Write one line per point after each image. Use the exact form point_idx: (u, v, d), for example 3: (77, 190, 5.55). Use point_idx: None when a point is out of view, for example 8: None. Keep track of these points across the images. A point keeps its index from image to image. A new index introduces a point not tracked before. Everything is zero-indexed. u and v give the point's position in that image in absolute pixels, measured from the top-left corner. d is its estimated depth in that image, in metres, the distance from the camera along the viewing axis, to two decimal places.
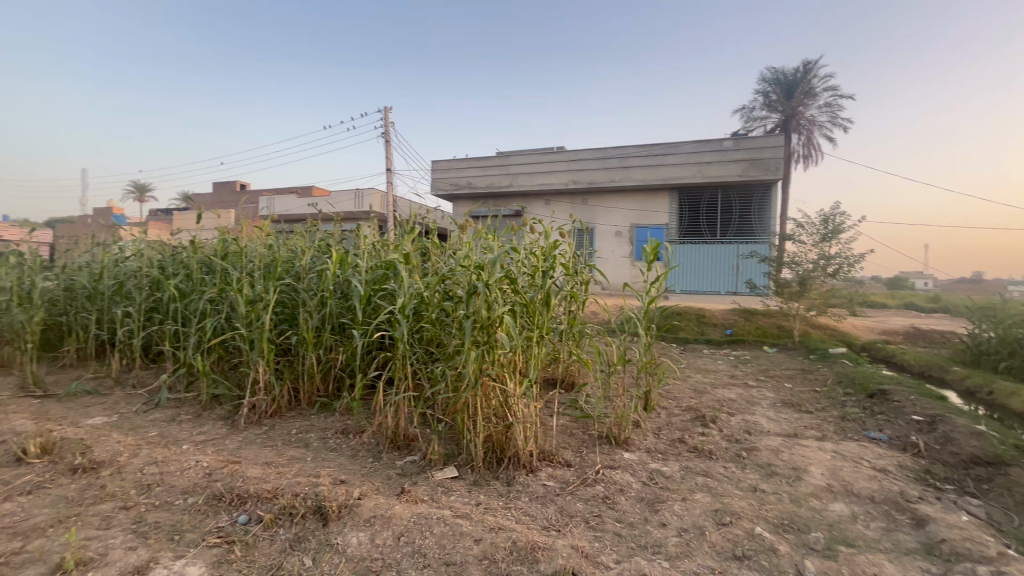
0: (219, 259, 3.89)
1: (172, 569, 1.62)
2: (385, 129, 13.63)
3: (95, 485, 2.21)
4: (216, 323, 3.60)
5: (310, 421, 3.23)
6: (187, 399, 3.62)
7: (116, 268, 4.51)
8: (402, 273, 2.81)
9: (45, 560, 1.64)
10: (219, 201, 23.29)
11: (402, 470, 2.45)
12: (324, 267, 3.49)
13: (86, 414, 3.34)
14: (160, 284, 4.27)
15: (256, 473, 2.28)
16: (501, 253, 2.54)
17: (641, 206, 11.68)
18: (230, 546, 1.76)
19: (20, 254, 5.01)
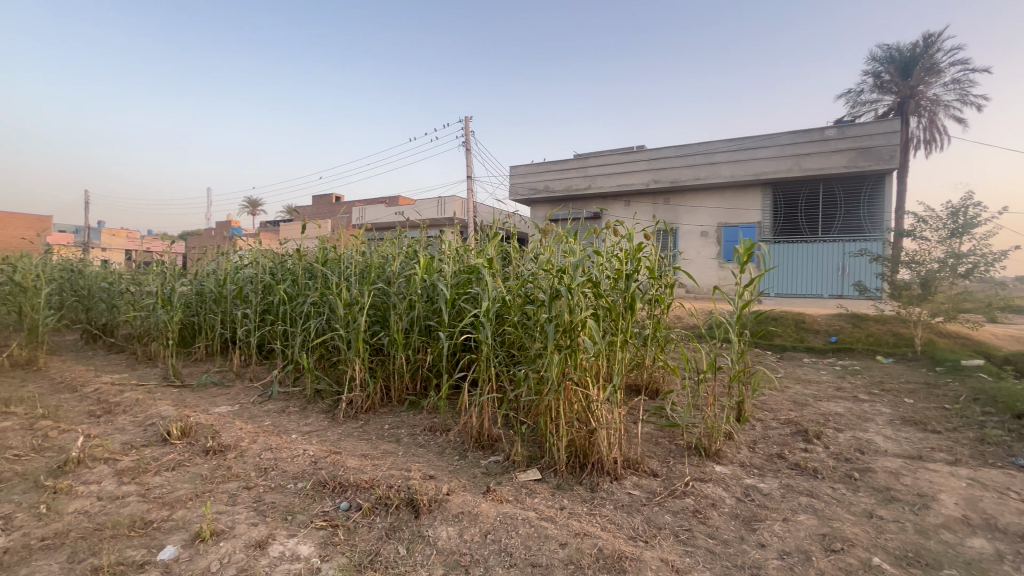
0: (321, 266, 4.27)
1: (286, 546, 1.79)
2: (466, 138, 14.13)
3: (223, 466, 2.51)
4: (318, 324, 3.94)
5: (400, 418, 3.42)
6: (294, 393, 4.00)
7: (236, 275, 5.10)
8: (486, 277, 2.90)
9: (186, 528, 1.89)
10: (319, 212, 25.53)
11: (487, 470, 2.51)
12: (412, 272, 3.69)
13: (214, 403, 3.81)
14: (271, 289, 4.76)
15: (355, 464, 2.46)
16: (583, 257, 2.52)
17: (730, 204, 10.99)
18: (334, 530, 1.91)
19: (163, 263, 5.85)
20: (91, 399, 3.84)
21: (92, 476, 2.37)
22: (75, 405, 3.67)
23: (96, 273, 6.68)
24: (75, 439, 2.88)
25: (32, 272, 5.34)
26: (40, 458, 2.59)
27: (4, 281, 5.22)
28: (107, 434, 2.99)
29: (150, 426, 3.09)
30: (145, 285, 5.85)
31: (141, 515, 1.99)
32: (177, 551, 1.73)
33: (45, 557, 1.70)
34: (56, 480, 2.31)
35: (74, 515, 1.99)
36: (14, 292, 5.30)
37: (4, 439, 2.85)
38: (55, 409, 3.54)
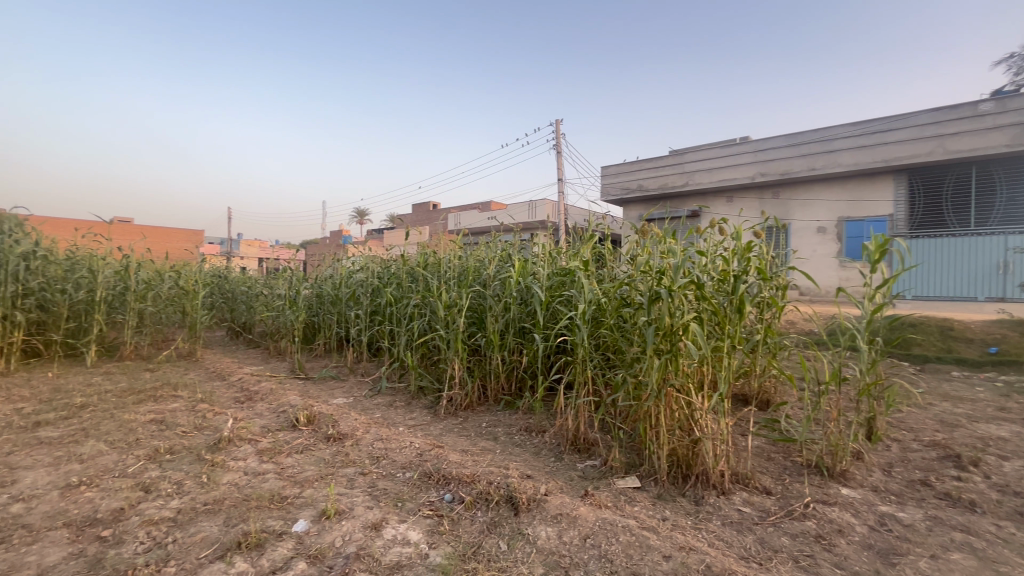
0: (422, 270, 4.55)
1: (398, 530, 1.92)
2: (556, 141, 14.20)
3: (343, 452, 2.77)
4: (421, 325, 4.20)
5: (497, 417, 3.52)
6: (399, 389, 4.31)
7: (349, 279, 5.61)
8: (581, 279, 2.88)
9: (314, 506, 2.12)
10: (418, 220, 27.24)
11: (584, 473, 2.49)
12: (508, 275, 3.79)
13: (333, 395, 4.22)
14: (379, 292, 5.16)
15: (456, 458, 2.58)
16: (685, 258, 2.40)
17: (853, 195, 9.80)
18: (439, 519, 2.02)
19: (290, 269, 6.61)
20: (236, 387, 4.46)
21: (239, 453, 2.74)
22: (224, 392, 4.28)
23: (238, 278, 7.73)
24: (226, 420, 3.36)
25: (192, 278, 6.34)
26: (200, 435, 3.06)
27: (172, 286, 6.26)
28: (249, 417, 3.45)
29: (283, 413, 3.51)
30: (276, 288, 6.66)
31: (278, 490, 2.26)
32: (307, 525, 1.94)
33: (207, 519, 1.99)
34: (213, 454, 2.72)
35: (227, 486, 2.32)
36: (179, 295, 6.32)
37: (175, 417, 3.41)
38: (210, 394, 4.16)
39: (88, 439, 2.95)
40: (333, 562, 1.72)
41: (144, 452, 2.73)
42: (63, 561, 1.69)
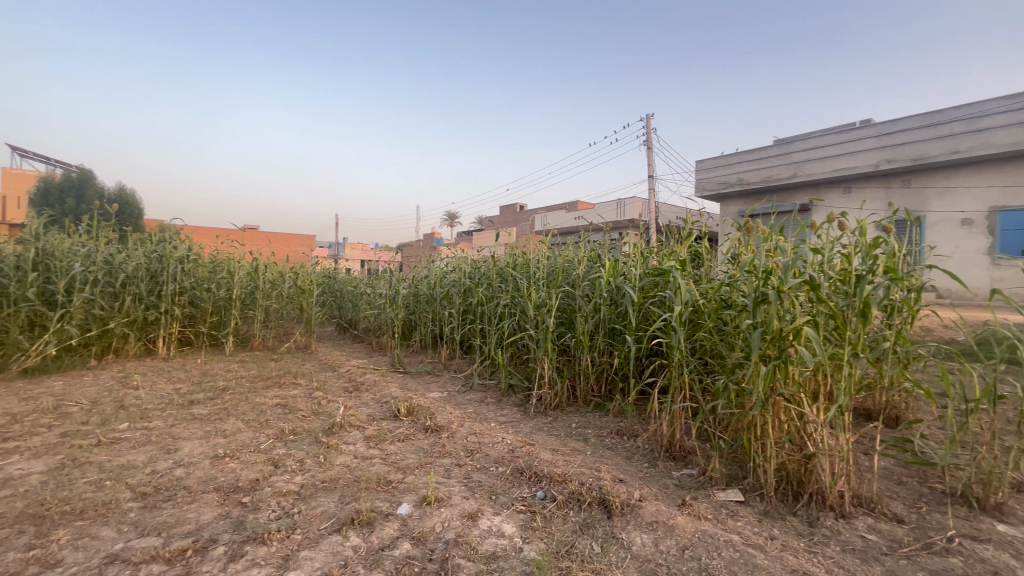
0: (512, 270, 4.65)
1: (492, 521, 1.99)
2: (647, 135, 13.71)
3: (440, 444, 2.92)
4: (511, 324, 4.29)
5: (587, 418, 3.50)
6: (490, 386, 4.44)
7: (443, 279, 5.89)
8: (677, 280, 2.77)
9: (416, 492, 2.26)
10: (506, 222, 27.91)
11: (680, 482, 2.39)
12: (597, 275, 3.74)
13: (430, 388, 4.47)
14: (470, 292, 5.36)
15: (547, 457, 2.61)
16: (797, 257, 2.21)
17: (1010, 180, 8.30)
18: (532, 515, 2.06)
19: (390, 271, 7.10)
20: (345, 378, 4.89)
21: (350, 438, 3.01)
22: (335, 382, 4.72)
23: (346, 278, 8.47)
24: (337, 408, 3.70)
25: (308, 278, 7.07)
26: (317, 419, 3.40)
27: (292, 285, 7.01)
28: (356, 406, 3.77)
29: (386, 404, 3.78)
30: (378, 288, 7.19)
31: (384, 475, 2.44)
32: (411, 509, 2.08)
33: (325, 495, 2.22)
34: (328, 437, 3.01)
35: (341, 467, 2.56)
36: (297, 294, 7.08)
37: (296, 402, 3.83)
38: (324, 383, 4.62)
39: (229, 418, 3.41)
40: (435, 545, 1.82)
41: (272, 432, 3.10)
42: (215, 520, 1.98)
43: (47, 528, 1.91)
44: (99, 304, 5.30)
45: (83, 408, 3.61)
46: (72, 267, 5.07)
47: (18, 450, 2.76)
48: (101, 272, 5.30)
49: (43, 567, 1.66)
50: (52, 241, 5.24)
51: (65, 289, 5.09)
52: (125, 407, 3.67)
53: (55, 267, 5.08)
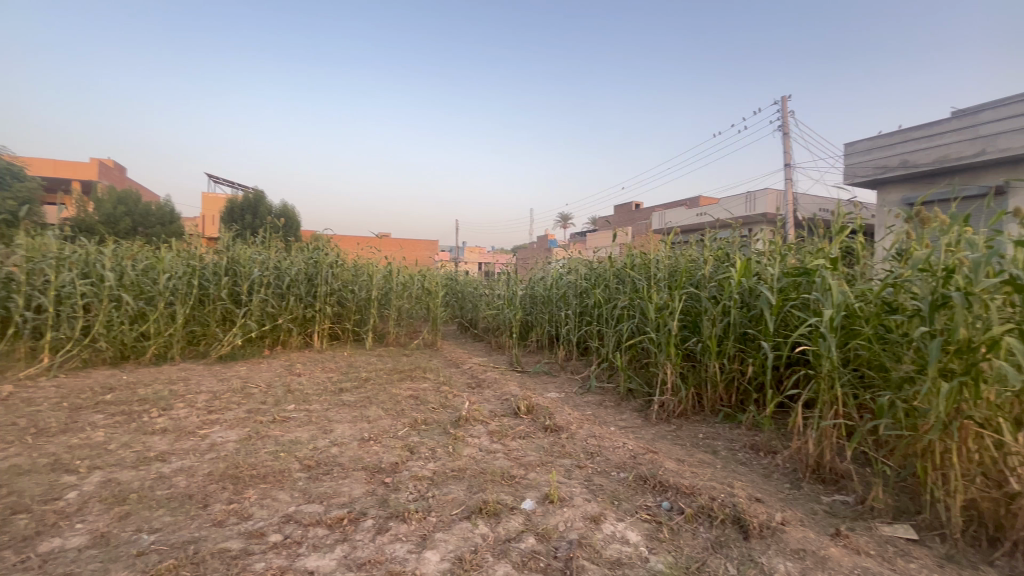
0: (630, 270, 4.51)
1: (616, 527, 1.96)
2: (783, 119, 12.36)
3: (560, 444, 2.96)
4: (631, 327, 4.17)
5: (716, 429, 3.26)
6: (608, 389, 4.37)
7: (559, 280, 5.95)
8: (825, 280, 2.45)
9: (538, 489, 2.31)
10: (621, 221, 27.26)
11: (832, 509, 2.11)
12: (726, 276, 3.46)
13: (548, 388, 4.54)
14: (587, 293, 5.33)
15: (673, 467, 2.49)
16: (994, 252, 1.82)
17: None
18: (659, 526, 1.98)
19: (508, 273, 7.35)
20: (468, 374, 5.18)
21: (475, 431, 3.18)
22: (459, 377, 5.03)
23: (467, 280, 8.97)
24: (463, 402, 3.94)
25: (434, 281, 7.64)
26: (445, 412, 3.66)
27: (420, 287, 7.61)
28: (479, 401, 3.98)
29: (506, 401, 3.93)
30: (497, 290, 7.49)
31: (507, 469, 2.54)
32: (534, 506, 2.13)
33: (455, 483, 2.37)
34: (455, 429, 3.22)
35: (468, 458, 2.72)
36: (425, 295, 7.69)
37: (426, 395, 4.16)
38: (450, 378, 4.95)
39: (371, 405, 3.83)
40: (559, 544, 1.85)
41: (407, 421, 3.41)
42: (364, 495, 2.24)
43: (240, 487, 2.32)
44: (271, 303, 6.30)
45: (261, 390, 4.32)
46: (252, 273, 6.13)
47: (218, 421, 3.40)
48: (272, 276, 6.30)
49: (239, 519, 2.03)
50: (238, 251, 6.35)
51: (248, 290, 6.14)
52: (291, 391, 4.31)
53: (240, 272, 6.16)
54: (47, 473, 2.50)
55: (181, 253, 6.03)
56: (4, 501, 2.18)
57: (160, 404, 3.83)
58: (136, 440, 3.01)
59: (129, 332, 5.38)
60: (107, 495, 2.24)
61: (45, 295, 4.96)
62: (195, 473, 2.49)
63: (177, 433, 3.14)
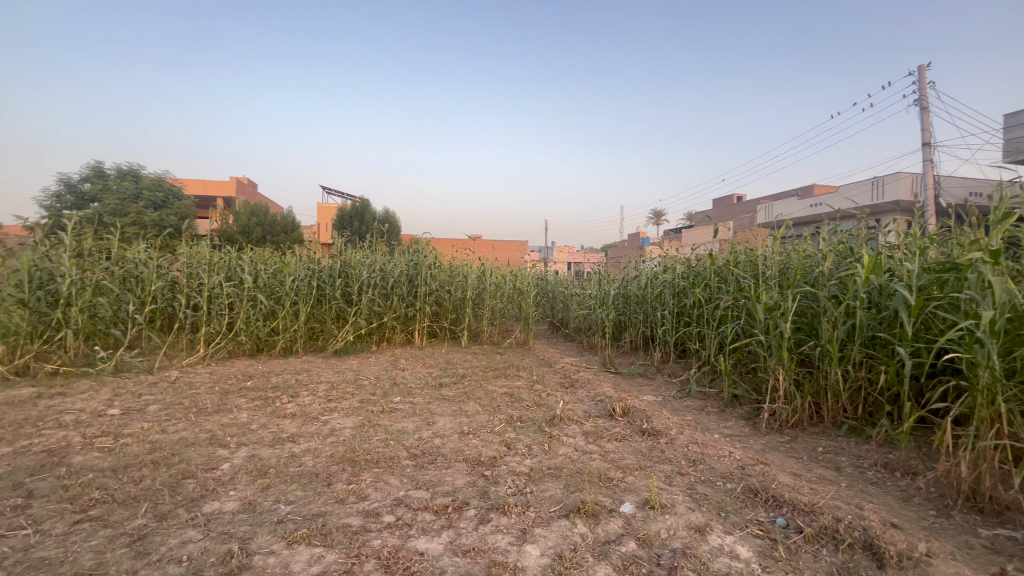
0: (733, 268, 4.22)
1: (723, 540, 1.85)
2: (921, 91, 10.74)
3: (658, 448, 2.86)
4: (736, 328, 3.90)
5: (838, 443, 2.94)
6: (710, 394, 4.12)
7: (655, 280, 5.73)
8: (983, 276, 2.10)
9: (637, 493, 2.26)
10: (721, 215, 25.58)
11: (994, 544, 1.81)
12: (850, 272, 3.10)
13: (644, 391, 4.39)
14: (685, 293, 5.07)
15: (788, 481, 2.29)
16: None
17: None
18: (773, 543, 1.84)
19: (600, 272, 7.23)
20: (561, 374, 5.19)
21: (570, 431, 3.18)
22: (552, 377, 5.06)
23: (558, 280, 8.97)
24: (556, 401, 3.96)
25: (525, 281, 7.75)
26: (539, 410, 3.70)
27: (512, 287, 7.77)
28: (573, 401, 3.96)
29: (600, 402, 3.87)
30: (589, 290, 7.41)
31: (604, 471, 2.51)
32: (634, 509, 2.09)
33: (552, 481, 2.40)
34: (550, 427, 3.24)
35: (564, 456, 2.73)
36: (517, 295, 7.82)
37: (520, 393, 4.24)
38: (543, 377, 4.99)
39: (468, 401, 4.00)
40: (662, 551, 1.79)
41: (503, 417, 3.51)
42: (466, 486, 2.35)
43: (357, 470, 2.56)
44: (378, 303, 6.83)
45: (371, 382, 4.71)
46: (361, 275, 6.70)
47: (336, 409, 3.77)
48: (378, 277, 6.82)
49: (357, 498, 2.23)
50: (350, 255, 6.95)
51: (358, 290, 6.71)
52: (396, 385, 4.64)
53: (351, 274, 6.74)
54: (206, 446, 2.95)
55: (303, 258, 6.75)
56: (176, 467, 2.61)
57: (288, 391, 4.34)
58: (271, 423, 3.44)
59: (263, 327, 6.14)
60: (251, 469, 2.58)
61: (200, 295, 5.84)
62: (320, 454, 2.79)
63: (303, 418, 3.54)
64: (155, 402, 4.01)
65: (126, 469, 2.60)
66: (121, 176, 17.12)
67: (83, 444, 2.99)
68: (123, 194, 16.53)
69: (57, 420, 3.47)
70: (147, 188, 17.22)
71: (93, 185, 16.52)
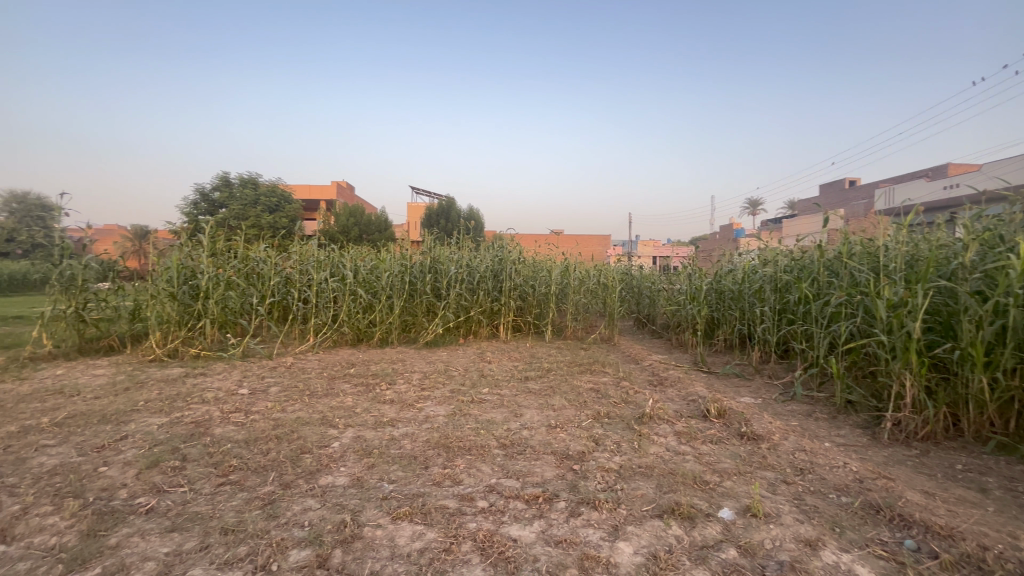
0: (848, 259, 3.79)
1: (839, 557, 1.70)
2: None
3: (759, 454, 2.67)
4: (850, 327, 3.52)
5: (984, 461, 2.55)
6: (819, 399, 3.77)
7: (753, 274, 5.34)
8: None
9: (737, 499, 2.14)
10: (831, 203, 23.12)
11: None
12: (1001, 264, 2.66)
13: (741, 392, 4.13)
14: (789, 288, 4.67)
15: (919, 500, 2.04)
16: None
17: None
18: (900, 567, 1.65)
19: (690, 266, 6.88)
20: (649, 371, 5.03)
21: (661, 430, 3.08)
22: (639, 374, 4.92)
23: (645, 275, 8.69)
24: (645, 399, 3.85)
25: (610, 275, 7.61)
26: (627, 407, 3.62)
27: (596, 281, 7.67)
28: (662, 400, 3.83)
29: (692, 402, 3.71)
30: (678, 285, 7.09)
31: (699, 473, 2.41)
32: (734, 516, 1.98)
33: (644, 480, 2.35)
34: (640, 426, 3.17)
35: (654, 456, 2.66)
36: (601, 290, 7.70)
37: (606, 389, 4.19)
38: (629, 374, 4.88)
39: (554, 395, 4.02)
40: (766, 562, 1.68)
41: (590, 412, 3.49)
42: (555, 478, 2.38)
43: (451, 455, 2.69)
44: (465, 297, 7.09)
45: (460, 374, 4.91)
46: (450, 270, 6.99)
47: (429, 397, 3.99)
48: (465, 273, 7.07)
49: (452, 482, 2.35)
50: (439, 251, 7.28)
51: (446, 285, 7.02)
52: (484, 376, 4.80)
53: (440, 270, 7.06)
54: (320, 426, 3.27)
55: (397, 255, 7.20)
56: (296, 443, 2.93)
57: (386, 379, 4.66)
58: (373, 407, 3.73)
59: (363, 319, 6.65)
60: (358, 448, 2.82)
61: (310, 289, 6.45)
62: (417, 439, 2.97)
63: (400, 404, 3.79)
64: (276, 384, 4.52)
65: (256, 442, 2.96)
66: (243, 184, 19.35)
67: (222, 418, 3.46)
68: (245, 201, 18.69)
69: (201, 396, 4.05)
70: (264, 194, 19.31)
71: (222, 193, 18.87)
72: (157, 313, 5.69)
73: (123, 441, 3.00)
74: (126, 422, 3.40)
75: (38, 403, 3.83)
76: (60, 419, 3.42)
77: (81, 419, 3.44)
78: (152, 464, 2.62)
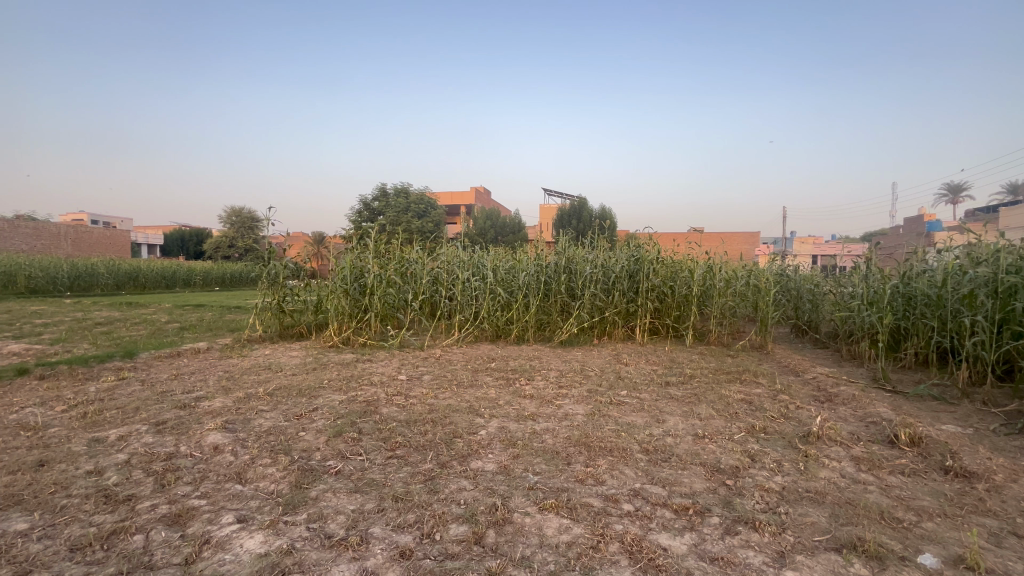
0: None
1: None
2: None
3: (974, 495, 2.18)
4: None
5: None
6: None
7: (959, 276, 4.35)
8: None
9: (943, 545, 1.78)
10: None
11: None
12: None
13: (943, 418, 3.40)
14: (1016, 294, 3.70)
15: None
16: None
17: None
18: None
19: (866, 265, 5.88)
20: (813, 385, 4.43)
21: (833, 452, 2.70)
22: (801, 387, 4.37)
23: (805, 275, 7.66)
24: (810, 417, 3.39)
25: (763, 276, 6.86)
26: (788, 423, 3.24)
27: (746, 283, 6.99)
28: (833, 419, 3.34)
29: (872, 425, 3.17)
30: (851, 287, 6.10)
31: (887, 507, 2.06)
32: (939, 564, 1.66)
33: (814, 506, 2.08)
34: (806, 445, 2.81)
35: (827, 481, 2.34)
36: (752, 292, 6.98)
37: (761, 401, 3.80)
38: (789, 387, 4.35)
39: (699, 403, 3.77)
40: None
41: (743, 425, 3.20)
42: (705, 491, 2.23)
43: (592, 454, 2.69)
44: (600, 298, 7.03)
45: (597, 374, 4.88)
46: (585, 270, 6.99)
47: (567, 395, 4.04)
48: (600, 273, 6.99)
49: (596, 482, 2.35)
50: (574, 251, 7.33)
51: (581, 286, 7.03)
52: (621, 378, 4.70)
53: (575, 270, 7.10)
54: (468, 414, 3.52)
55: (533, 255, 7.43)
56: (448, 427, 3.20)
57: (525, 375, 4.84)
58: (514, 400, 3.90)
59: (502, 317, 6.99)
60: (503, 439, 2.98)
61: (455, 288, 6.99)
62: (558, 435, 3.03)
63: (539, 400, 3.90)
64: (428, 373, 4.98)
65: (415, 423, 3.31)
66: (398, 194, 21.79)
67: (386, 400, 3.93)
68: (398, 208, 21.02)
69: (368, 379, 4.65)
70: (414, 202, 21.55)
71: (380, 202, 21.39)
72: (335, 306, 6.70)
73: (315, 412, 3.59)
74: (315, 396, 4.06)
75: (256, 376, 4.79)
76: (271, 390, 4.22)
77: (284, 391, 4.21)
78: (337, 434, 3.09)
